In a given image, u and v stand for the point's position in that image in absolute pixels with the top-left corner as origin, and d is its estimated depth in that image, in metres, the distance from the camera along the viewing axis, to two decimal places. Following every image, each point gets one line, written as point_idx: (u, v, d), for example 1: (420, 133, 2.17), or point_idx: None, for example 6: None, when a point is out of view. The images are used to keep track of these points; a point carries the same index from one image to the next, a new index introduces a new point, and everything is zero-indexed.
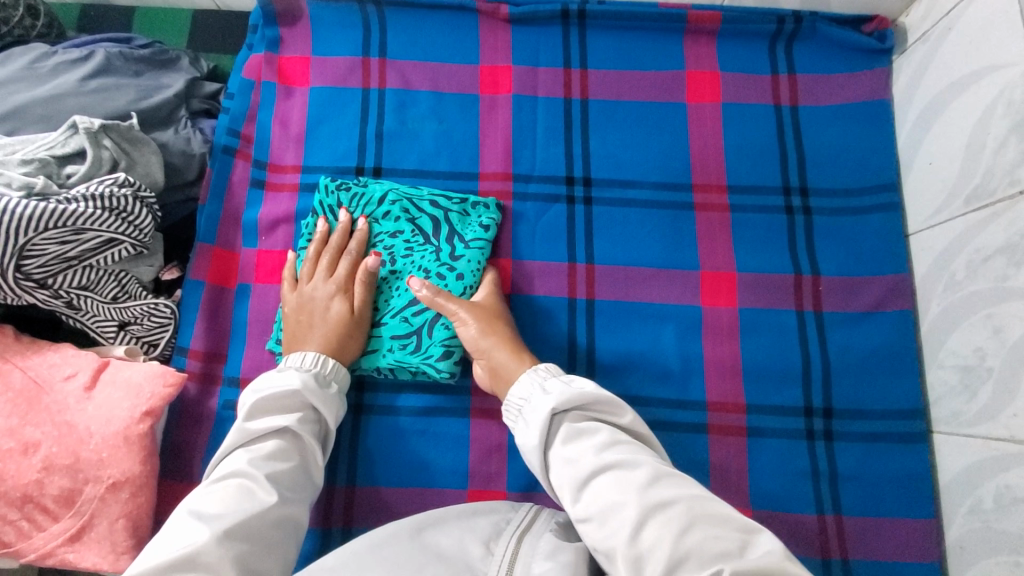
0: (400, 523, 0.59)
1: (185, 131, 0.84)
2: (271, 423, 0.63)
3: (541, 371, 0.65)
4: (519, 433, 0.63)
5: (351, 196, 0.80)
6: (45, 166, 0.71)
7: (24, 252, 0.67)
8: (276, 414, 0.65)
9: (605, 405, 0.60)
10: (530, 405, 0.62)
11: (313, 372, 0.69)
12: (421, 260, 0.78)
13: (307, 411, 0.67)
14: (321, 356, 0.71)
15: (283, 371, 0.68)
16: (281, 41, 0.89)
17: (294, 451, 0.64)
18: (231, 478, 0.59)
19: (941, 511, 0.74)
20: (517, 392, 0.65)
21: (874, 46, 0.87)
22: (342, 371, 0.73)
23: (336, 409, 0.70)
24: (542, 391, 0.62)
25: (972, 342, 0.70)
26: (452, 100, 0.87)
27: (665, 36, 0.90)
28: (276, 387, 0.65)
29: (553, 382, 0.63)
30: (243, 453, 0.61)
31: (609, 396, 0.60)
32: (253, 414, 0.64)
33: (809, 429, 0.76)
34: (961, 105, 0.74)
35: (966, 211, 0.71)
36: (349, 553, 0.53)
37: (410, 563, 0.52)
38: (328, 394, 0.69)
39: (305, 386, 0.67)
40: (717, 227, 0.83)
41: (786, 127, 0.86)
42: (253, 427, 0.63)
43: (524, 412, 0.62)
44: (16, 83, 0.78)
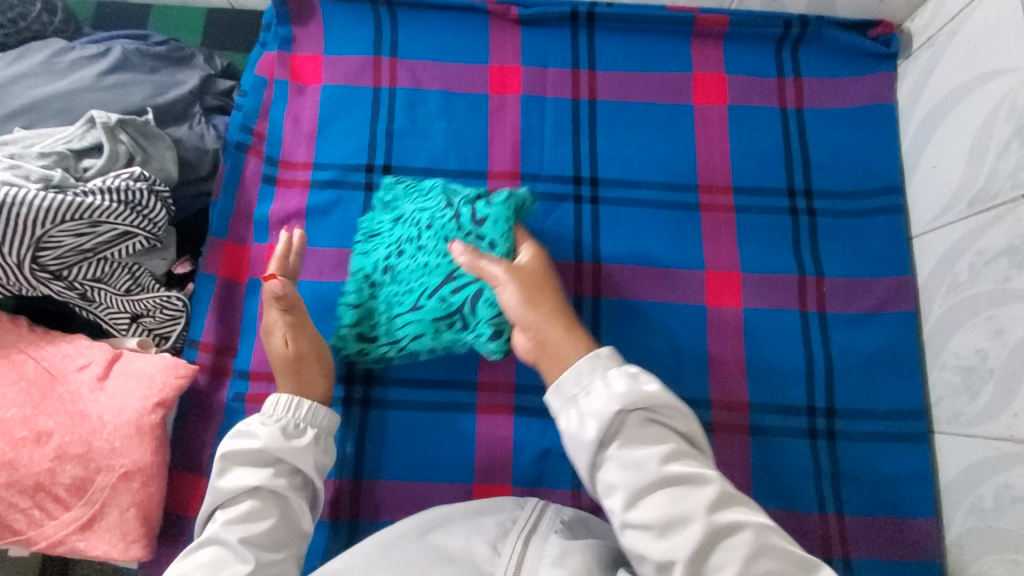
0: (411, 522, 0.61)
1: (199, 127, 0.86)
2: (240, 485, 0.58)
3: (604, 359, 0.56)
4: (565, 424, 0.55)
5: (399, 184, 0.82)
6: (63, 159, 0.72)
7: (41, 243, 0.68)
8: (246, 472, 0.59)
9: (673, 411, 0.54)
10: (592, 399, 0.54)
11: (285, 420, 0.62)
12: (444, 229, 0.75)
13: (282, 463, 0.61)
14: (292, 399, 0.63)
15: (253, 423, 0.62)
16: (294, 40, 0.90)
17: (271, 509, 0.58)
18: (207, 544, 0.56)
19: (941, 511, 0.75)
20: (572, 380, 0.56)
21: (879, 51, 0.88)
22: (323, 410, 0.65)
23: (316, 455, 0.63)
24: (603, 384, 0.54)
25: (973, 343, 0.71)
26: (462, 99, 0.88)
27: (672, 38, 0.91)
28: (244, 444, 0.59)
29: (617, 377, 0.54)
30: (218, 517, 0.57)
31: (676, 401, 0.54)
32: (223, 471, 0.59)
33: (812, 428, 0.77)
34: (965, 109, 0.75)
35: (969, 214, 0.72)
36: (359, 553, 0.57)
37: (419, 561, 0.54)
38: (302, 441, 0.62)
39: (273, 440, 0.60)
40: (723, 228, 0.84)
41: (791, 130, 0.87)
42: (223, 487, 0.58)
43: (580, 404, 0.54)
44: (34, 78, 0.79)
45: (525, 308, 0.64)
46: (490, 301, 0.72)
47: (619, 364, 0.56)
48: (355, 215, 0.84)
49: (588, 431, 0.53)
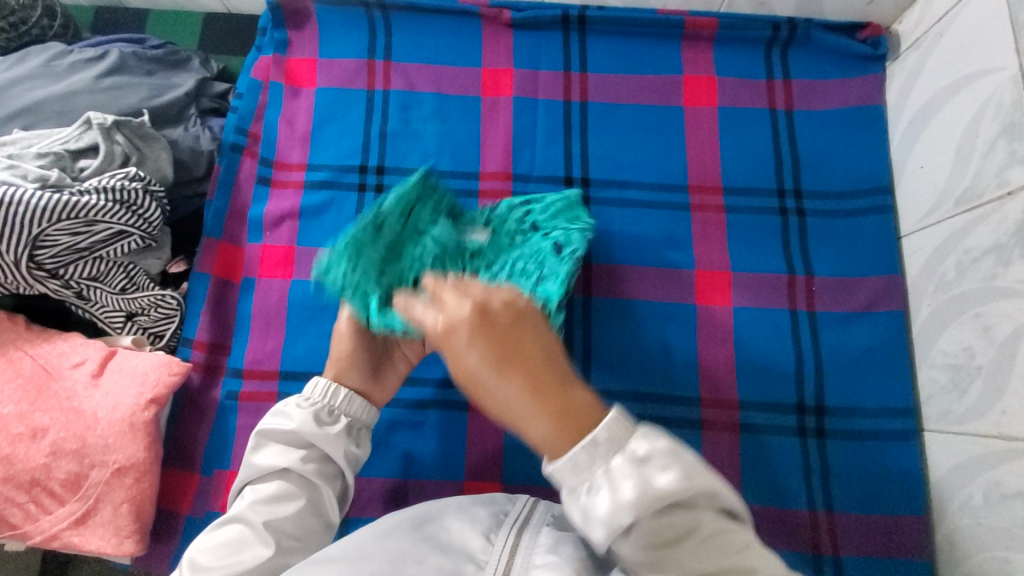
0: (403, 514, 0.59)
1: (194, 128, 0.87)
2: (270, 465, 0.57)
3: (607, 445, 0.39)
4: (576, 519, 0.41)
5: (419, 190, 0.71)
6: (59, 160, 0.73)
7: (37, 242, 0.69)
8: (280, 452, 0.58)
9: (702, 497, 0.39)
10: (594, 501, 0.39)
11: (319, 405, 0.61)
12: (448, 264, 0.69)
13: (314, 448, 0.60)
14: (332, 386, 0.63)
15: (291, 404, 0.61)
16: (289, 44, 0.92)
17: (300, 493, 0.58)
18: (232, 521, 0.55)
19: (932, 509, 0.75)
20: (573, 477, 0.40)
21: (868, 53, 0.89)
22: (359, 399, 0.63)
23: (348, 443, 0.61)
24: (607, 483, 0.39)
25: (961, 341, 0.71)
26: (454, 101, 0.89)
27: (663, 41, 0.92)
28: (278, 425, 0.59)
29: (621, 469, 0.39)
30: (247, 494, 0.57)
31: (708, 485, 0.39)
32: (259, 448, 0.59)
33: (802, 427, 0.77)
34: (952, 109, 0.75)
35: (956, 213, 0.73)
36: (354, 542, 0.53)
37: (411, 550, 0.52)
38: (335, 429, 0.60)
39: (307, 424, 0.59)
40: (713, 228, 0.84)
41: (780, 130, 0.88)
42: (255, 464, 0.58)
43: (582, 495, 0.39)
44: (33, 81, 0.80)
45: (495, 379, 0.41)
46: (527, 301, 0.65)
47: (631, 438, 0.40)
48: (348, 215, 0.85)
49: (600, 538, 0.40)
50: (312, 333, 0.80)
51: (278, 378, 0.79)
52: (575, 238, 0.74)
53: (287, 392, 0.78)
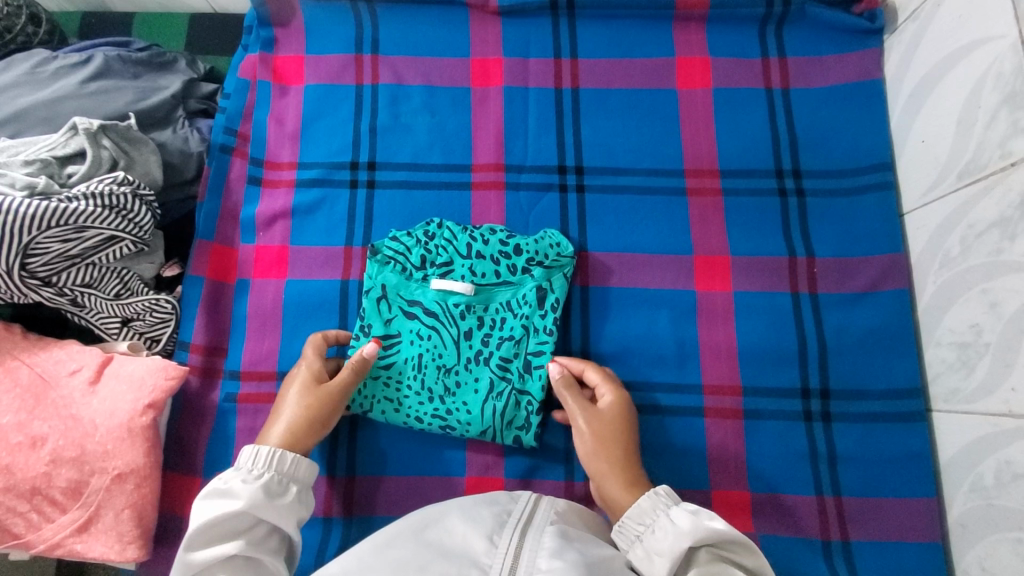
0: (404, 522, 0.57)
1: (183, 130, 0.87)
2: (213, 556, 0.54)
3: (664, 497, 0.59)
4: (636, 562, 0.56)
5: (410, 244, 0.79)
6: (47, 167, 0.73)
7: (28, 250, 0.69)
8: (221, 542, 0.55)
9: (740, 545, 0.53)
10: (657, 536, 0.56)
11: (266, 477, 0.59)
12: (431, 356, 0.76)
13: (258, 526, 0.58)
14: (278, 452, 0.61)
15: (233, 481, 0.57)
16: (275, 41, 0.90)
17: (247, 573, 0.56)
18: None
19: (943, 491, 0.73)
20: (636, 518, 0.59)
21: (864, 26, 0.87)
22: (304, 462, 0.63)
23: (297, 513, 0.60)
24: (669, 523, 0.56)
25: (968, 318, 0.69)
26: (444, 93, 0.88)
27: (654, 24, 0.90)
28: (218, 510, 0.55)
29: (679, 512, 0.56)
30: None
31: (744, 537, 0.53)
32: (194, 542, 0.55)
33: (807, 411, 0.76)
34: (952, 80, 0.73)
35: (959, 186, 0.71)
36: (356, 558, 0.52)
37: (416, 557, 0.50)
38: (285, 501, 0.59)
39: (255, 502, 0.57)
40: (711, 212, 0.83)
41: (777, 110, 0.86)
42: (196, 561, 0.54)
43: (647, 540, 0.56)
44: (18, 88, 0.80)
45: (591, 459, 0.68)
46: (505, 342, 0.76)
47: (682, 504, 0.58)
48: (341, 212, 0.84)
49: (656, 566, 0.54)
50: (309, 331, 0.80)
51: (275, 379, 0.79)
52: (560, 285, 0.78)
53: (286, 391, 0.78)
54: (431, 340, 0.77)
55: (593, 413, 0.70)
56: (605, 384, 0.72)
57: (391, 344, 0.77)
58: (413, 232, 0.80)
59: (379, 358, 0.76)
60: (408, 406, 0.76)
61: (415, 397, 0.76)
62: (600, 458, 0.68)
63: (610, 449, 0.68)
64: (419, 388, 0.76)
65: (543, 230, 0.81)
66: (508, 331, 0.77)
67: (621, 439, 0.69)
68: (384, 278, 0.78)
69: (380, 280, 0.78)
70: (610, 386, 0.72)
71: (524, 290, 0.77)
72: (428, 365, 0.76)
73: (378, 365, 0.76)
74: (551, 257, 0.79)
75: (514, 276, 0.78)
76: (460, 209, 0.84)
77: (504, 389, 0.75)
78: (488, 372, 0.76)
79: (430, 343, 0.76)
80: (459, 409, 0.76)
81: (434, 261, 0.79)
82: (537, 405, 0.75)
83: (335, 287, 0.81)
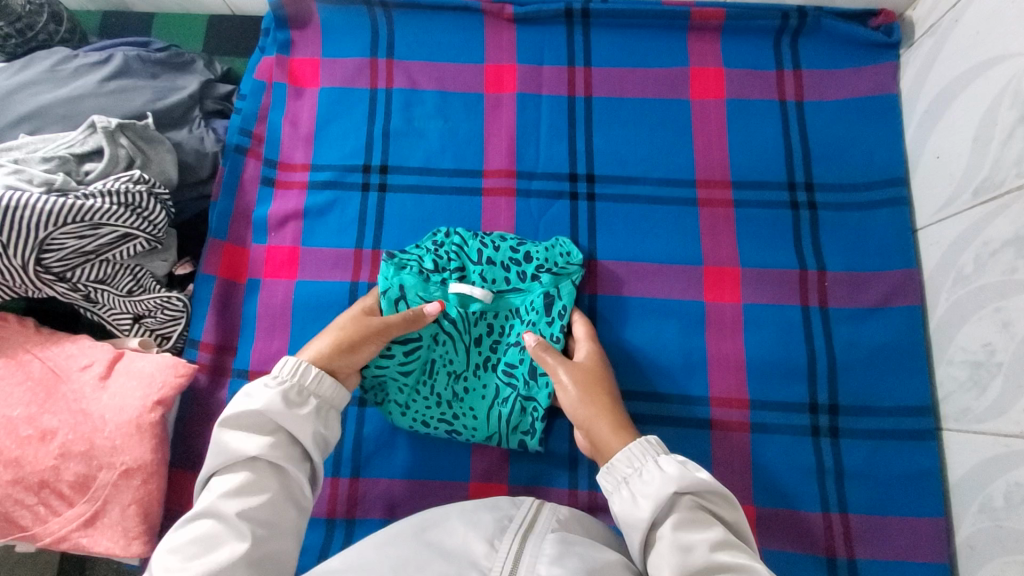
0: (408, 521, 0.58)
1: (199, 130, 0.87)
2: (238, 449, 0.54)
3: (654, 445, 0.58)
4: (620, 504, 0.55)
5: (421, 255, 0.78)
6: (65, 163, 0.74)
7: (45, 246, 0.70)
8: (245, 438, 0.55)
9: (723, 498, 0.54)
10: (645, 480, 0.55)
11: (289, 384, 0.60)
12: (441, 361, 0.76)
13: (279, 431, 0.57)
14: (300, 364, 0.61)
15: (256, 384, 0.59)
16: (292, 44, 0.92)
17: (269, 480, 0.55)
18: (202, 516, 0.52)
19: (951, 510, 0.73)
20: (624, 461, 0.58)
21: (881, 40, 0.86)
22: (327, 380, 0.63)
23: (316, 425, 0.60)
24: (656, 469, 0.55)
25: (980, 337, 0.69)
26: (457, 98, 0.89)
27: (669, 33, 0.90)
28: (241, 407, 0.56)
29: (667, 460, 0.56)
30: (214, 488, 0.54)
31: (726, 490, 0.54)
32: (223, 434, 0.56)
33: (814, 426, 0.75)
34: (970, 96, 0.73)
35: (974, 204, 0.70)
36: (356, 553, 0.53)
37: (414, 557, 0.50)
38: (303, 410, 0.59)
39: (275, 404, 0.57)
40: (722, 222, 0.83)
41: (791, 122, 0.86)
42: (221, 451, 0.55)
43: (633, 483, 0.56)
44: (38, 85, 0.81)
45: (579, 405, 0.67)
46: (513, 347, 0.77)
47: (669, 453, 0.57)
48: (352, 215, 0.84)
49: (641, 509, 0.53)
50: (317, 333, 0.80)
51: None
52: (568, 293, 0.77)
53: None
54: (443, 346, 0.76)
55: (575, 362, 0.70)
56: (586, 340, 0.74)
57: (412, 350, 0.74)
58: (427, 240, 0.80)
59: (398, 364, 0.73)
60: (415, 410, 0.75)
61: (423, 402, 0.75)
62: (585, 405, 0.67)
63: (596, 395, 0.67)
64: (428, 394, 0.75)
65: (554, 238, 0.81)
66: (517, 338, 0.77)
67: (605, 387, 0.69)
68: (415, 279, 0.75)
69: (397, 281, 0.75)
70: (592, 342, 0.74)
71: (535, 296, 0.77)
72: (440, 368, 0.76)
73: (393, 368, 0.74)
74: (558, 264, 0.79)
75: (524, 283, 0.78)
76: (469, 214, 0.84)
77: (510, 394, 0.76)
78: (497, 377, 0.76)
79: (440, 349, 0.76)
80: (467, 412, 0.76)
81: (446, 266, 0.77)
82: (542, 411, 0.75)
83: (345, 289, 0.81)
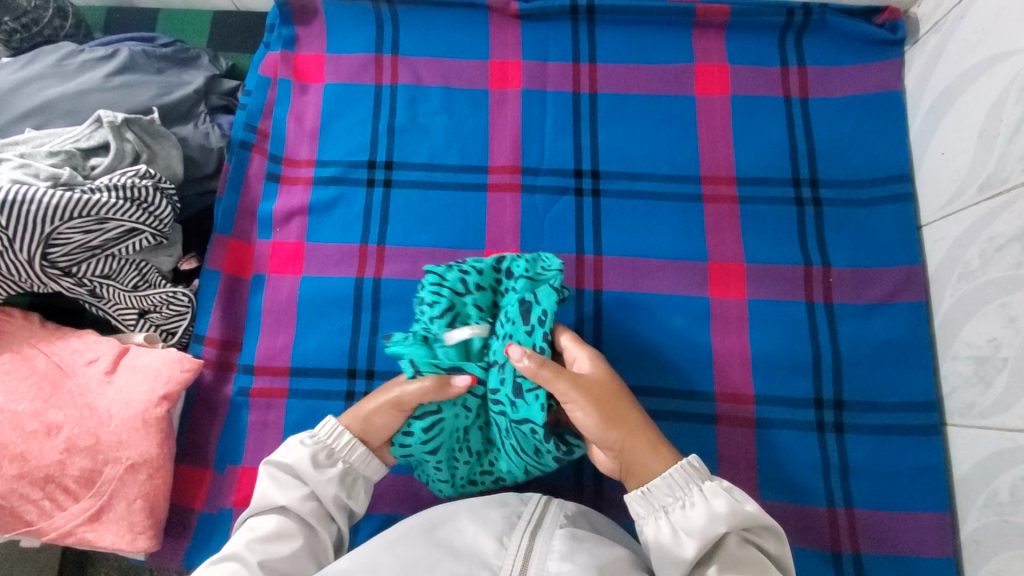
0: (416, 519, 0.58)
1: (204, 126, 0.87)
2: (271, 499, 0.60)
3: (697, 472, 0.59)
4: (658, 535, 0.57)
5: (422, 314, 0.70)
6: (71, 158, 0.75)
7: (50, 240, 0.70)
8: (279, 489, 0.61)
9: (766, 530, 0.56)
10: (689, 516, 0.56)
11: (321, 446, 0.64)
12: (458, 420, 0.67)
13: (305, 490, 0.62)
14: (337, 427, 0.65)
15: (297, 439, 0.64)
16: (297, 40, 0.92)
17: (294, 533, 0.59)
18: (227, 560, 0.56)
19: (956, 506, 0.73)
20: (665, 490, 0.58)
21: (885, 37, 0.86)
22: (361, 449, 0.65)
23: (339, 490, 0.63)
24: (703, 503, 0.56)
25: (986, 332, 0.69)
26: (462, 95, 0.89)
27: (674, 30, 0.90)
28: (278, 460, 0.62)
29: (713, 491, 0.57)
30: (245, 533, 0.58)
31: (771, 521, 0.56)
32: (262, 483, 0.61)
33: (820, 421, 0.76)
34: (976, 92, 0.73)
35: (980, 200, 0.71)
36: (367, 554, 0.53)
37: (424, 557, 0.51)
38: (330, 472, 0.63)
39: (304, 462, 0.62)
40: (726, 219, 0.83)
41: (796, 119, 0.86)
42: (258, 499, 0.60)
43: (676, 517, 0.57)
44: (44, 80, 0.81)
45: (605, 429, 0.62)
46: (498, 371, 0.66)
47: (712, 479, 0.58)
48: (358, 211, 0.84)
49: (685, 546, 0.55)
50: (323, 328, 0.80)
51: (289, 375, 0.79)
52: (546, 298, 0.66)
53: (298, 389, 0.78)
54: (458, 403, 0.67)
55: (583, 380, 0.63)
56: (577, 347, 0.68)
57: (431, 424, 0.65)
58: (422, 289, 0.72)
59: (421, 442, 0.66)
60: (460, 476, 0.71)
61: (466, 467, 0.71)
62: (611, 430, 0.62)
63: (615, 414, 0.63)
64: (467, 457, 0.70)
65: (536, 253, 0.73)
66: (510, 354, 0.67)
67: (619, 397, 0.64)
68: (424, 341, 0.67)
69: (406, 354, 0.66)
70: (584, 346, 0.68)
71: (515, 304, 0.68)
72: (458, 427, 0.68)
73: (419, 447, 0.66)
74: (536, 270, 0.71)
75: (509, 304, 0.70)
76: (474, 210, 0.84)
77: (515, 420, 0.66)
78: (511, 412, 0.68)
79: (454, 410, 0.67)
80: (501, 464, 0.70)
81: (433, 313, 0.68)
82: (542, 431, 0.63)
83: (350, 285, 0.81)
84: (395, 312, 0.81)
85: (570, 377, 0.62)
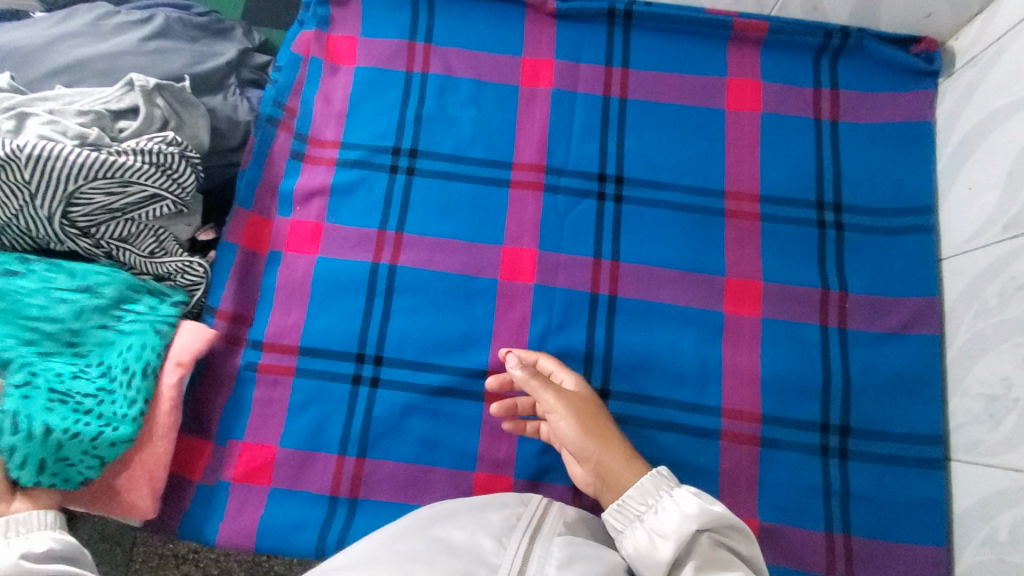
0: (412, 516, 0.58)
1: (233, 98, 0.87)
2: None
3: (666, 479, 0.60)
4: (636, 543, 0.58)
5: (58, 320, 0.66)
6: (100, 119, 0.74)
7: (72, 199, 0.70)
8: None
9: (738, 533, 0.56)
10: (661, 518, 0.57)
11: None
12: None
13: None
14: None
15: None
16: (331, 21, 0.92)
17: None
18: None
19: (953, 541, 0.73)
20: (637, 498, 0.60)
21: (920, 67, 0.86)
22: None
23: None
24: (674, 505, 0.58)
25: (999, 371, 0.69)
26: (492, 89, 0.88)
27: (709, 42, 0.90)
28: None
29: (682, 494, 0.58)
30: None
31: (743, 525, 0.56)
32: None
33: (823, 445, 0.75)
34: (1007, 131, 0.73)
35: (1003, 238, 0.70)
36: (362, 549, 0.53)
37: (422, 553, 0.51)
38: None
39: None
40: (747, 235, 0.83)
41: (824, 142, 0.85)
42: None
43: (648, 522, 0.58)
44: (78, 39, 0.81)
45: (585, 442, 0.69)
46: None
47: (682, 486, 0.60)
48: (379, 196, 0.84)
49: (660, 549, 0.56)
50: (335, 311, 0.80)
51: (297, 354, 0.79)
52: None
53: (306, 368, 0.79)
54: None
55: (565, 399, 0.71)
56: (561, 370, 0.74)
57: None
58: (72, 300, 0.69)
59: None
60: None
61: None
62: (590, 444, 0.69)
63: (592, 429, 0.70)
64: None
65: None
66: (25, 331, 0.69)
67: (600, 417, 0.71)
68: (151, 323, 0.73)
69: None
70: (568, 370, 0.74)
71: None
72: (26, 411, 0.64)
73: None
74: None
75: None
76: (495, 205, 0.84)
77: None
78: (50, 361, 0.68)
79: None
80: (97, 409, 0.68)
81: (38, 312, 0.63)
82: None
83: (365, 269, 0.81)
84: (408, 300, 0.81)
85: (551, 391, 0.71)
